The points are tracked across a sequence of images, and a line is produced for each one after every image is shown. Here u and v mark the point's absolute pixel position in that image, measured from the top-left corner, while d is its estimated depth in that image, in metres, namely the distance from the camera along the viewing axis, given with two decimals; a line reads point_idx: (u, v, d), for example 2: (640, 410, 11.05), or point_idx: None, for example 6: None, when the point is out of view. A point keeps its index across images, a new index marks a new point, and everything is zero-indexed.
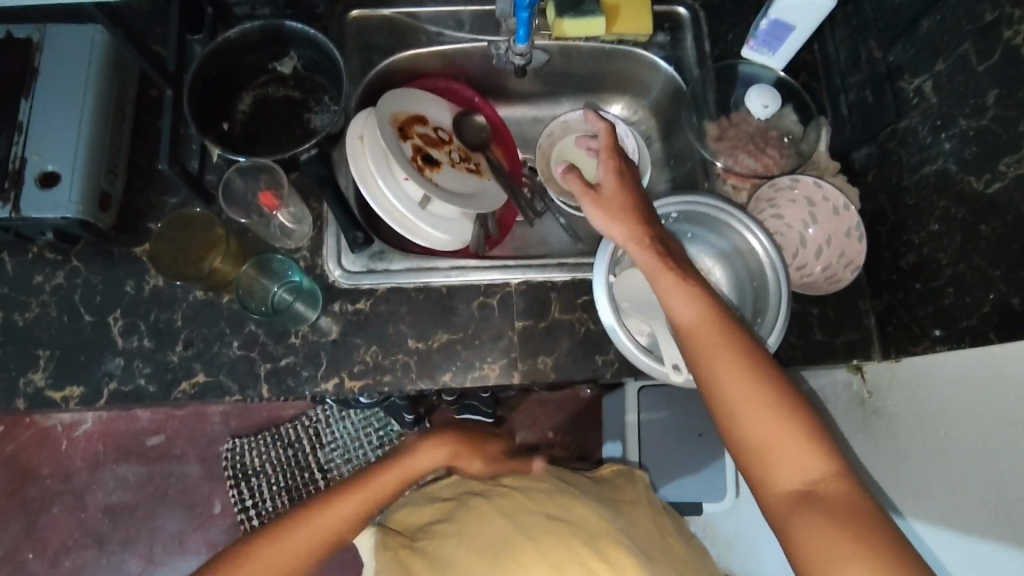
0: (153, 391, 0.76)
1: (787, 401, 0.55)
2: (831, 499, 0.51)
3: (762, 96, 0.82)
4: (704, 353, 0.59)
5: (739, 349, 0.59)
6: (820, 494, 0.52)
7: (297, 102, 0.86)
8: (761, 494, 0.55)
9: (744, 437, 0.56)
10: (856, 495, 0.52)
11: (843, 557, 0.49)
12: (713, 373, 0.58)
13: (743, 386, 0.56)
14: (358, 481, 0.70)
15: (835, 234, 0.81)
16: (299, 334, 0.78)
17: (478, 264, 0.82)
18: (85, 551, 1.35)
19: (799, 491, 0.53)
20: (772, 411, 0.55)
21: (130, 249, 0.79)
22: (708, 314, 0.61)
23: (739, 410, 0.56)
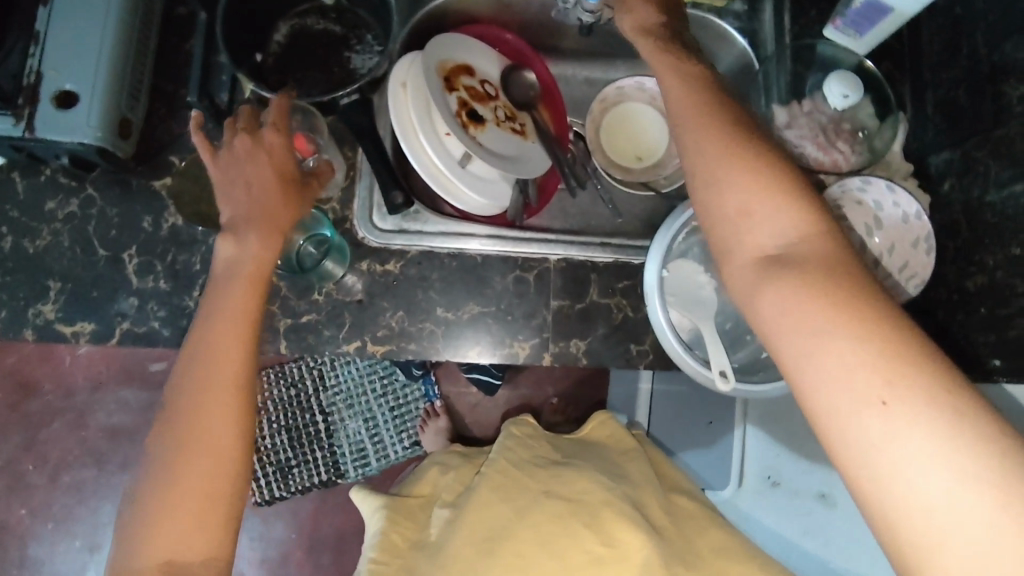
0: (167, 335, 0.73)
1: (783, 196, 0.46)
2: (807, 265, 0.43)
3: (843, 86, 0.75)
4: (702, 181, 0.49)
5: (756, 169, 0.47)
6: (792, 250, 0.45)
7: (338, 37, 0.79)
8: (726, 261, 0.48)
9: (720, 214, 0.48)
10: (837, 256, 0.44)
11: (823, 337, 0.41)
12: (704, 181, 0.49)
13: (746, 185, 0.47)
14: (187, 371, 0.54)
15: (899, 242, 0.75)
16: (323, 292, 0.74)
17: (518, 233, 0.78)
18: (85, 468, 1.36)
19: (769, 246, 0.46)
20: (752, 188, 0.47)
21: (148, 182, 0.74)
22: (838, 251, 0.44)
23: (730, 216, 0.47)
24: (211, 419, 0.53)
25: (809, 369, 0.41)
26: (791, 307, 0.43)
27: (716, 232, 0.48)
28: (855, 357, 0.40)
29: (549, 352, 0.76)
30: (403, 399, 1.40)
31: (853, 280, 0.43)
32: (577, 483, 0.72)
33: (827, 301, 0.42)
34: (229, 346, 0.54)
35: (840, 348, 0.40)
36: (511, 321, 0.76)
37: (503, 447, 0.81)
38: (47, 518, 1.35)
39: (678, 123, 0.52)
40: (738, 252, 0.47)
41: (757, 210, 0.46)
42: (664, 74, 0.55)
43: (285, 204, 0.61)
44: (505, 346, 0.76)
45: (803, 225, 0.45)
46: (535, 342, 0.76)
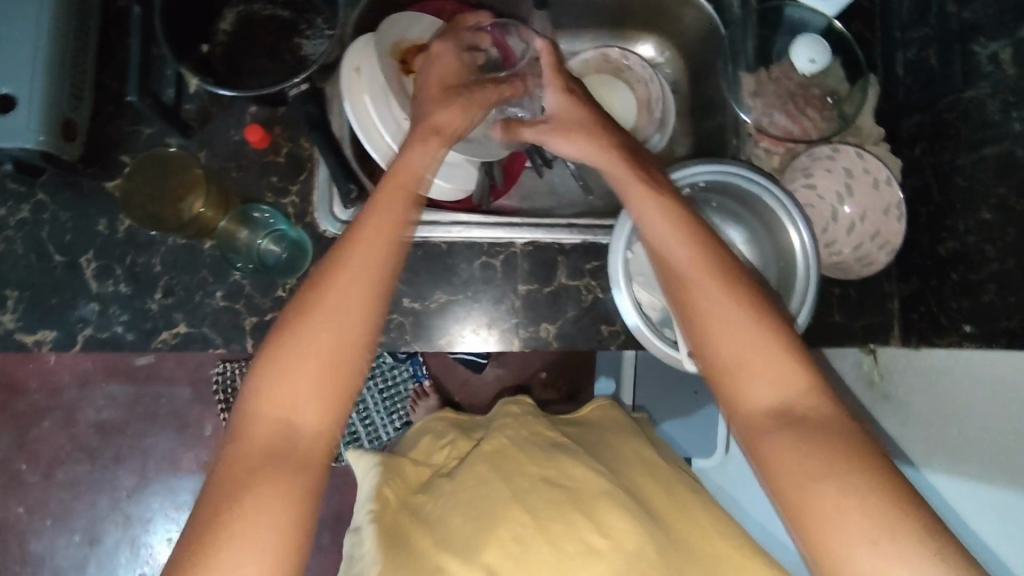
0: (131, 340, 0.72)
1: (768, 331, 0.51)
2: (810, 420, 0.48)
3: (810, 50, 0.73)
4: (691, 306, 0.54)
5: (743, 296, 0.53)
6: (795, 407, 0.49)
7: (287, 23, 0.76)
8: (731, 414, 0.51)
9: (717, 358, 0.52)
10: (834, 411, 0.48)
11: (825, 483, 0.46)
12: (689, 305, 0.54)
13: (742, 318, 0.52)
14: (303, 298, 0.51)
15: (872, 210, 0.74)
16: (287, 288, 0.73)
17: (481, 219, 0.75)
18: (79, 465, 1.36)
19: (775, 404, 0.49)
20: (769, 349, 0.51)
21: (100, 184, 0.72)
22: (835, 413, 0.48)
23: (733, 363, 0.51)
24: (308, 377, 0.49)
25: (784, 473, 0.47)
26: (792, 466, 0.47)
27: (716, 385, 0.52)
28: (821, 468, 0.46)
29: (519, 337, 0.76)
30: (391, 382, 1.38)
31: (859, 445, 0.47)
32: (570, 467, 0.72)
33: (809, 440, 0.47)
34: (366, 262, 0.53)
35: (779, 369, 0.50)
36: (480, 308, 0.76)
37: (501, 426, 0.81)
38: (45, 515, 1.35)
39: (683, 287, 0.54)
40: (748, 417, 0.50)
41: (743, 343, 0.51)
42: (646, 208, 0.59)
43: (456, 111, 0.66)
44: (476, 334, 0.75)
45: (801, 379, 0.50)
46: (505, 327, 0.76)
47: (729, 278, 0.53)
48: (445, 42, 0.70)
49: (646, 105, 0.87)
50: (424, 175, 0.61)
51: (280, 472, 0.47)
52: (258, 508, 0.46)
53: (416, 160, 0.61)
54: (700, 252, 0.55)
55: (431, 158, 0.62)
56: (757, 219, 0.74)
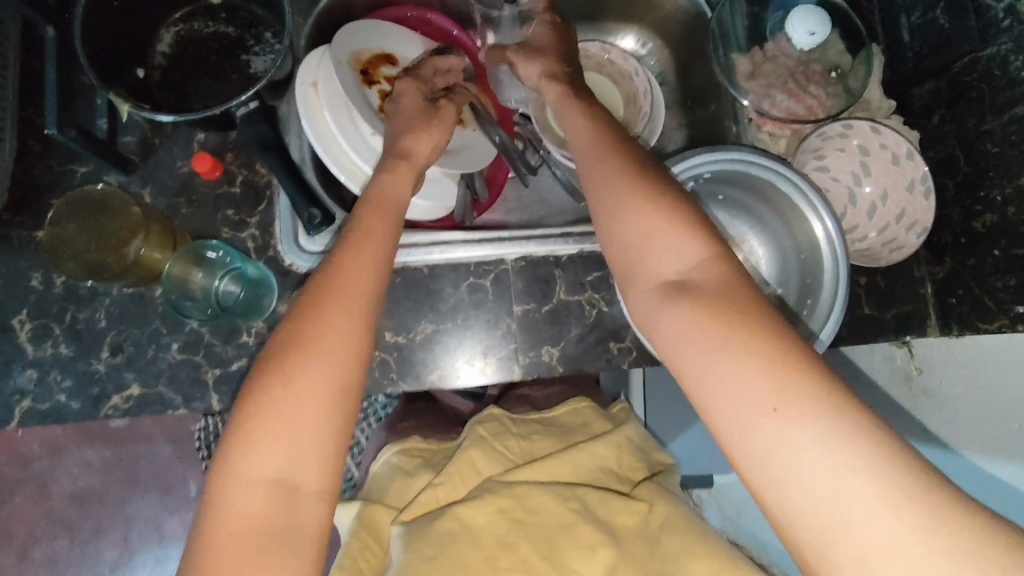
0: (76, 409, 0.62)
1: (669, 204, 0.45)
2: (705, 286, 0.41)
3: (807, 23, 0.67)
4: (592, 189, 0.49)
5: (637, 174, 0.47)
6: (692, 277, 0.42)
7: (232, 39, 0.69)
8: (632, 298, 0.45)
9: (620, 238, 0.46)
10: (736, 280, 0.41)
11: (728, 355, 0.38)
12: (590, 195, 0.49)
13: (630, 193, 0.46)
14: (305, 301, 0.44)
15: (894, 188, 0.68)
16: (252, 332, 0.64)
17: (464, 235, 0.68)
18: (55, 541, 1.23)
19: (672, 276, 0.43)
20: (662, 216, 0.44)
21: (31, 234, 0.64)
22: (736, 285, 0.41)
23: (633, 241, 0.45)
24: (300, 427, 0.40)
25: (684, 348, 0.40)
26: (688, 334, 0.40)
27: (619, 270, 0.47)
28: (713, 338, 0.39)
29: (519, 364, 0.67)
30: None
31: (753, 314, 0.39)
32: (537, 501, 0.60)
33: (702, 305, 0.40)
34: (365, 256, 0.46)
35: (678, 244, 0.43)
36: (471, 335, 0.67)
37: (459, 462, 0.66)
38: None
39: (581, 160, 0.52)
40: (643, 291, 0.44)
41: (632, 221, 0.45)
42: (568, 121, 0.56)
43: (425, 130, 0.62)
44: (470, 366, 0.67)
45: (701, 250, 0.43)
46: (502, 355, 0.67)
47: (625, 159, 0.49)
48: (405, 84, 0.66)
49: (634, 99, 0.81)
50: (403, 201, 0.54)
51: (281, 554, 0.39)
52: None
53: (391, 186, 0.54)
54: (605, 148, 0.50)
55: (406, 183, 0.56)
56: (773, 212, 0.67)
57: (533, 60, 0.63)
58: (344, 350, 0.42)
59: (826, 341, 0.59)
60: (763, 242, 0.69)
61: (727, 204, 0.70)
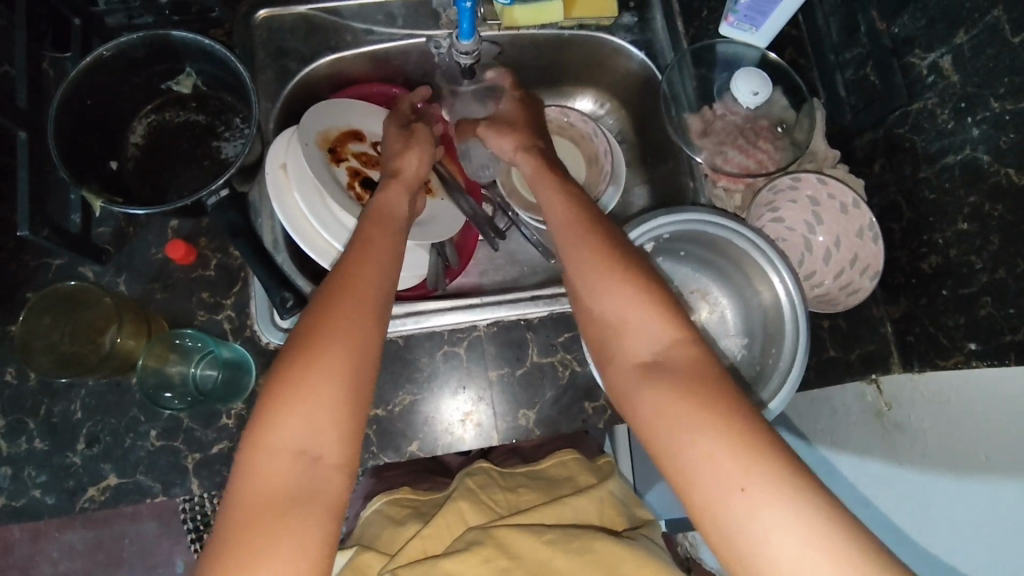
0: (52, 504, 0.62)
1: (642, 285, 0.49)
2: (678, 368, 0.45)
3: (750, 83, 0.71)
4: (570, 268, 0.53)
5: (612, 255, 0.51)
6: (667, 359, 0.46)
7: (203, 126, 0.71)
8: (613, 373, 0.49)
9: (601, 315, 0.50)
10: (705, 360, 0.45)
11: (701, 436, 0.42)
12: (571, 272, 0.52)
13: (605, 276, 0.50)
14: (278, 382, 0.46)
15: (845, 235, 0.71)
16: (231, 415, 0.65)
17: (437, 304, 0.70)
18: None
19: (647, 358, 0.47)
20: (637, 297, 0.48)
21: (5, 329, 0.65)
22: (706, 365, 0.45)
23: (613, 320, 0.49)
24: (314, 406, 0.45)
25: (660, 421, 0.44)
26: (666, 413, 0.44)
27: (599, 340, 0.51)
28: (689, 418, 0.43)
29: (497, 429, 0.68)
30: None
31: (722, 391, 0.44)
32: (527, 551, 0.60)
33: (676, 386, 0.44)
34: (340, 325, 0.48)
35: (650, 327, 0.47)
36: (449, 404, 0.68)
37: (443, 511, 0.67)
38: None
39: (558, 235, 0.55)
40: (622, 368, 0.48)
41: (609, 300, 0.49)
42: (544, 191, 0.59)
43: (414, 151, 0.66)
44: (448, 433, 0.68)
45: (672, 332, 0.47)
46: (480, 421, 0.68)
47: (599, 238, 0.52)
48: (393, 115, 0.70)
49: (596, 159, 0.84)
50: (400, 215, 0.60)
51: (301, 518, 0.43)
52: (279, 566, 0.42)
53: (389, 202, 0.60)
54: (580, 226, 0.54)
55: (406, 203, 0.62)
56: (735, 269, 0.70)
57: (505, 134, 0.66)
58: (322, 420, 0.45)
59: (776, 407, 0.62)
60: (726, 292, 0.72)
61: (688, 259, 0.73)
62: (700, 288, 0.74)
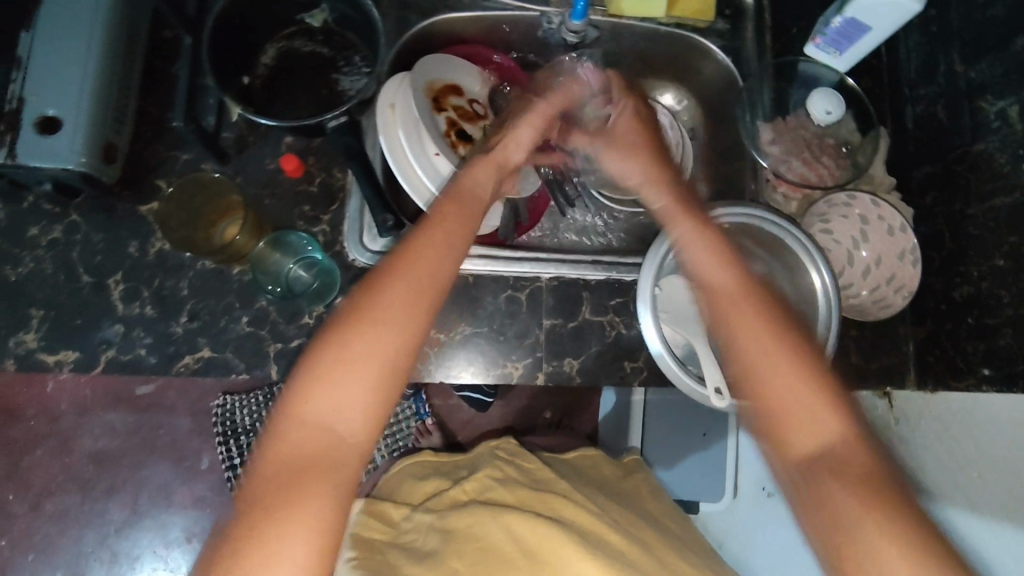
0: (153, 362, 0.71)
1: (807, 370, 0.52)
2: (851, 467, 0.49)
3: (827, 101, 0.78)
4: (735, 339, 0.55)
5: (779, 339, 0.54)
6: (836, 456, 0.50)
7: (326, 58, 0.79)
8: (775, 463, 0.52)
9: (768, 396, 0.52)
10: (873, 460, 0.49)
11: (881, 547, 0.46)
12: (732, 336, 0.55)
13: (783, 364, 0.53)
14: (314, 360, 0.49)
15: (887, 255, 0.76)
16: (313, 315, 0.73)
17: (508, 253, 0.77)
18: (68, 496, 1.29)
19: (814, 454, 0.50)
20: (797, 382, 0.52)
21: (134, 207, 0.74)
22: (863, 477, 0.49)
23: (778, 401, 0.52)
24: (350, 392, 0.49)
25: (833, 514, 0.48)
26: (841, 513, 0.48)
27: (760, 415, 0.53)
28: (865, 520, 0.47)
29: (542, 371, 0.76)
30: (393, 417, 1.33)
31: (889, 493, 0.48)
32: (564, 508, 0.73)
33: (857, 488, 0.48)
34: (389, 319, 0.51)
35: (822, 416, 0.51)
36: (504, 342, 0.76)
37: (488, 466, 0.81)
38: (28, 548, 1.29)
39: (724, 301, 0.57)
40: (785, 463, 0.51)
41: (779, 380, 0.52)
42: (689, 240, 0.61)
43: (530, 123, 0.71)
44: (499, 366, 0.75)
45: (837, 429, 0.50)
46: (528, 362, 0.76)
47: (765, 318, 0.55)
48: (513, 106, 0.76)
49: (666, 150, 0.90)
50: (479, 193, 0.63)
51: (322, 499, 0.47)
52: (304, 538, 0.46)
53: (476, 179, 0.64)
54: (748, 298, 0.56)
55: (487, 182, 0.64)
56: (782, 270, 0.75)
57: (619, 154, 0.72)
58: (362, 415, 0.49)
59: None
60: None
61: None
62: None
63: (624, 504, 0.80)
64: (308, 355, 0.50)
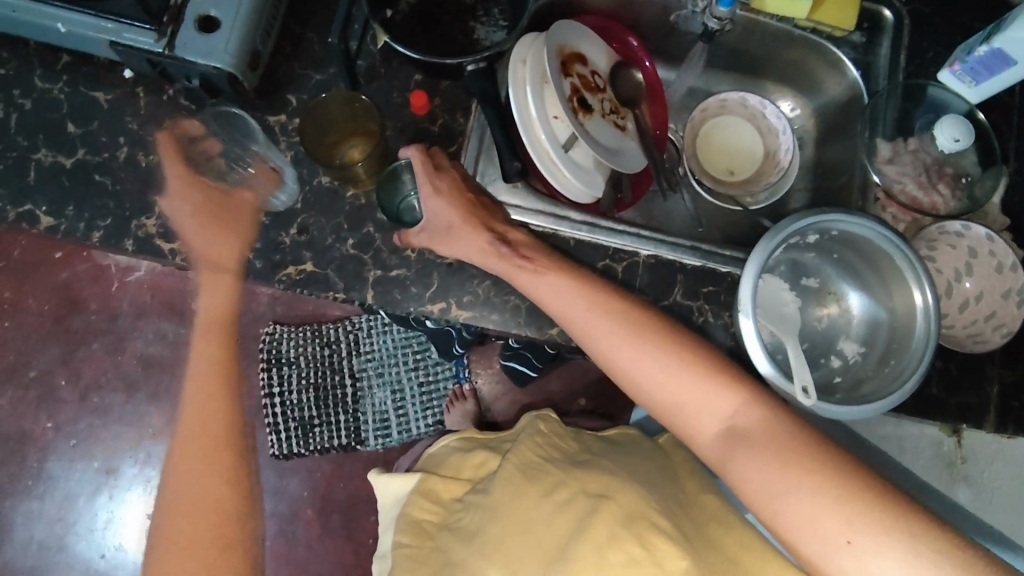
0: (259, 267, 0.74)
1: (678, 362, 0.65)
2: (749, 431, 0.61)
3: (955, 129, 0.77)
4: (628, 368, 0.67)
5: (634, 335, 0.67)
6: (736, 426, 0.62)
7: (466, 5, 0.81)
8: (699, 447, 0.65)
9: (666, 404, 0.65)
10: (768, 419, 0.61)
11: (789, 485, 0.58)
12: (612, 362, 0.67)
13: (661, 369, 0.65)
14: (166, 506, 0.73)
15: (990, 291, 0.76)
16: (414, 248, 0.75)
17: (612, 223, 0.79)
18: (116, 392, 1.35)
19: (721, 429, 0.63)
20: (663, 374, 0.65)
21: (264, 116, 0.76)
22: (768, 431, 0.60)
23: (671, 404, 0.65)
24: (207, 480, 0.74)
25: (751, 473, 0.60)
26: (756, 471, 0.59)
27: (660, 414, 0.66)
28: (784, 473, 0.58)
29: None
30: (432, 377, 1.42)
31: (779, 433, 0.60)
32: (614, 484, 0.69)
33: (754, 445, 0.60)
34: (195, 461, 0.74)
35: (727, 398, 0.63)
36: None
37: (528, 440, 0.80)
38: (72, 435, 1.34)
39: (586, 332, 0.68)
40: (705, 445, 0.64)
41: (657, 381, 0.65)
42: (561, 287, 0.69)
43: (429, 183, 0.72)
44: None
45: (726, 400, 0.63)
46: None
47: (630, 329, 0.67)
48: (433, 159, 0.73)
49: (774, 154, 0.92)
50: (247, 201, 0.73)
51: (248, 489, 0.76)
52: None
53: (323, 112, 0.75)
54: (608, 317, 0.68)
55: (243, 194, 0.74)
56: (879, 285, 0.76)
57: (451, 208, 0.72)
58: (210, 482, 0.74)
59: (901, 396, 0.68)
60: (861, 303, 0.78)
61: (836, 263, 0.80)
62: (836, 293, 0.80)
63: (661, 484, 0.75)
64: (167, 496, 0.73)
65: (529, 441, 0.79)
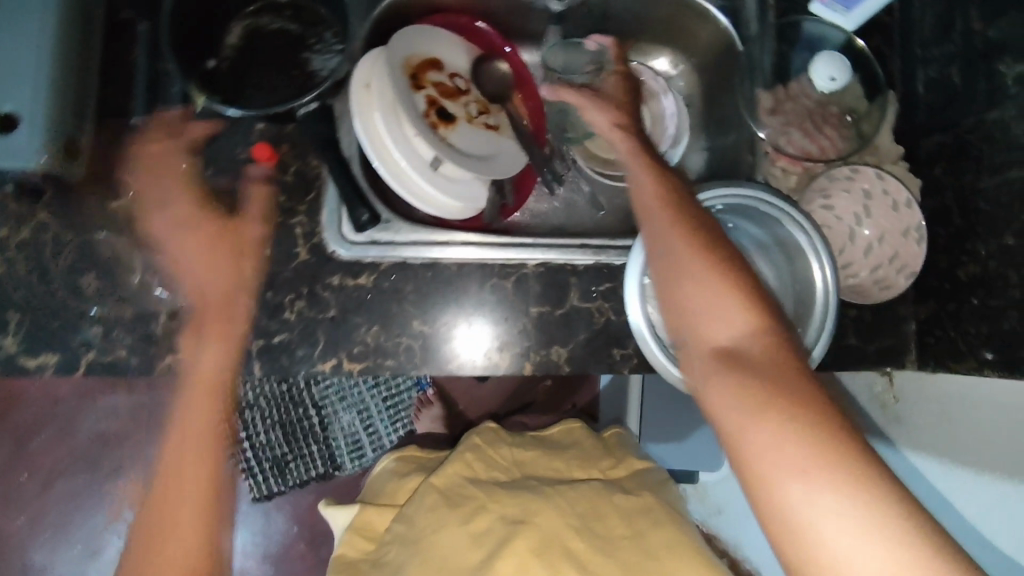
0: (134, 365, 0.69)
1: (724, 271, 0.56)
2: (756, 357, 0.52)
3: (831, 68, 0.72)
4: (664, 230, 0.60)
5: (675, 225, 0.60)
6: (745, 348, 0.53)
7: (295, 36, 0.76)
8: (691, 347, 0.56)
9: (680, 296, 0.57)
10: (780, 354, 0.52)
11: (762, 419, 0.49)
12: (655, 223, 0.60)
13: (693, 261, 0.57)
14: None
15: (890, 232, 0.73)
16: (292, 309, 0.71)
17: (494, 237, 0.75)
18: (79, 475, 1.28)
19: (726, 344, 0.54)
20: (701, 261, 0.57)
21: (103, 203, 0.71)
22: (767, 344, 0.52)
23: (686, 286, 0.57)
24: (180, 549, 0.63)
25: (732, 400, 0.51)
26: (737, 391, 0.51)
27: (668, 307, 0.59)
28: (760, 406, 0.49)
29: (529, 361, 0.73)
30: (395, 390, 1.32)
31: (800, 390, 0.50)
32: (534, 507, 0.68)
33: (752, 374, 0.51)
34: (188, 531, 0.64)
35: (728, 303, 0.55)
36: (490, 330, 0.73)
37: (457, 459, 0.77)
38: None
39: (645, 213, 0.62)
40: (698, 355, 0.55)
41: (688, 286, 0.57)
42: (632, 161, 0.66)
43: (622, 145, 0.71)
44: (485, 358, 0.73)
45: (740, 319, 0.54)
46: (516, 352, 0.73)
47: (680, 215, 0.60)
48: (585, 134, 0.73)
49: (660, 119, 0.86)
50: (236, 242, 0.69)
51: None
52: None
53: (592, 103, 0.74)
54: (663, 202, 0.61)
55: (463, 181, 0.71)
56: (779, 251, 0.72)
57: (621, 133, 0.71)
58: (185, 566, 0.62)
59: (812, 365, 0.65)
60: None
61: None
62: None
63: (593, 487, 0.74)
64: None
65: (461, 458, 0.77)
